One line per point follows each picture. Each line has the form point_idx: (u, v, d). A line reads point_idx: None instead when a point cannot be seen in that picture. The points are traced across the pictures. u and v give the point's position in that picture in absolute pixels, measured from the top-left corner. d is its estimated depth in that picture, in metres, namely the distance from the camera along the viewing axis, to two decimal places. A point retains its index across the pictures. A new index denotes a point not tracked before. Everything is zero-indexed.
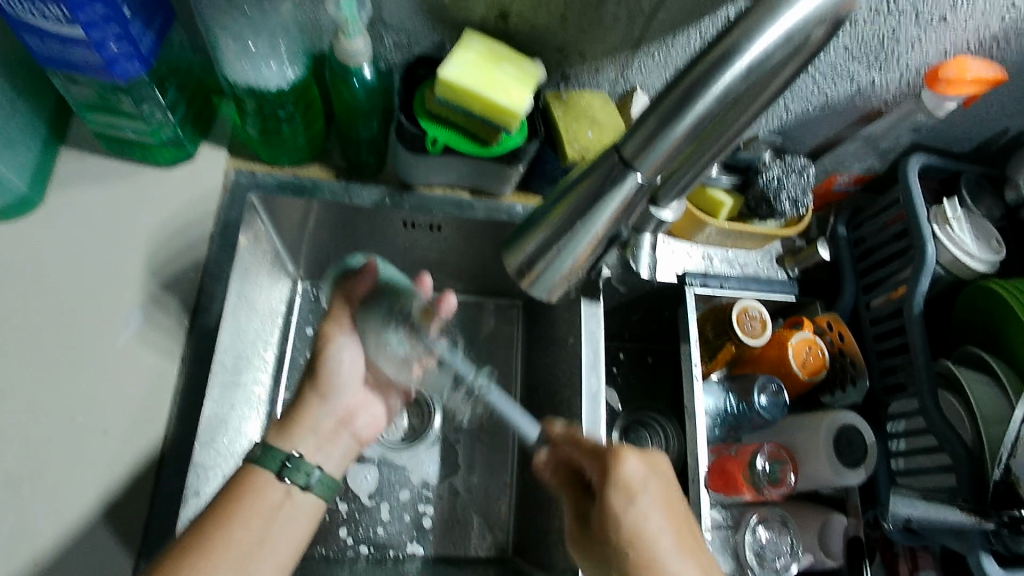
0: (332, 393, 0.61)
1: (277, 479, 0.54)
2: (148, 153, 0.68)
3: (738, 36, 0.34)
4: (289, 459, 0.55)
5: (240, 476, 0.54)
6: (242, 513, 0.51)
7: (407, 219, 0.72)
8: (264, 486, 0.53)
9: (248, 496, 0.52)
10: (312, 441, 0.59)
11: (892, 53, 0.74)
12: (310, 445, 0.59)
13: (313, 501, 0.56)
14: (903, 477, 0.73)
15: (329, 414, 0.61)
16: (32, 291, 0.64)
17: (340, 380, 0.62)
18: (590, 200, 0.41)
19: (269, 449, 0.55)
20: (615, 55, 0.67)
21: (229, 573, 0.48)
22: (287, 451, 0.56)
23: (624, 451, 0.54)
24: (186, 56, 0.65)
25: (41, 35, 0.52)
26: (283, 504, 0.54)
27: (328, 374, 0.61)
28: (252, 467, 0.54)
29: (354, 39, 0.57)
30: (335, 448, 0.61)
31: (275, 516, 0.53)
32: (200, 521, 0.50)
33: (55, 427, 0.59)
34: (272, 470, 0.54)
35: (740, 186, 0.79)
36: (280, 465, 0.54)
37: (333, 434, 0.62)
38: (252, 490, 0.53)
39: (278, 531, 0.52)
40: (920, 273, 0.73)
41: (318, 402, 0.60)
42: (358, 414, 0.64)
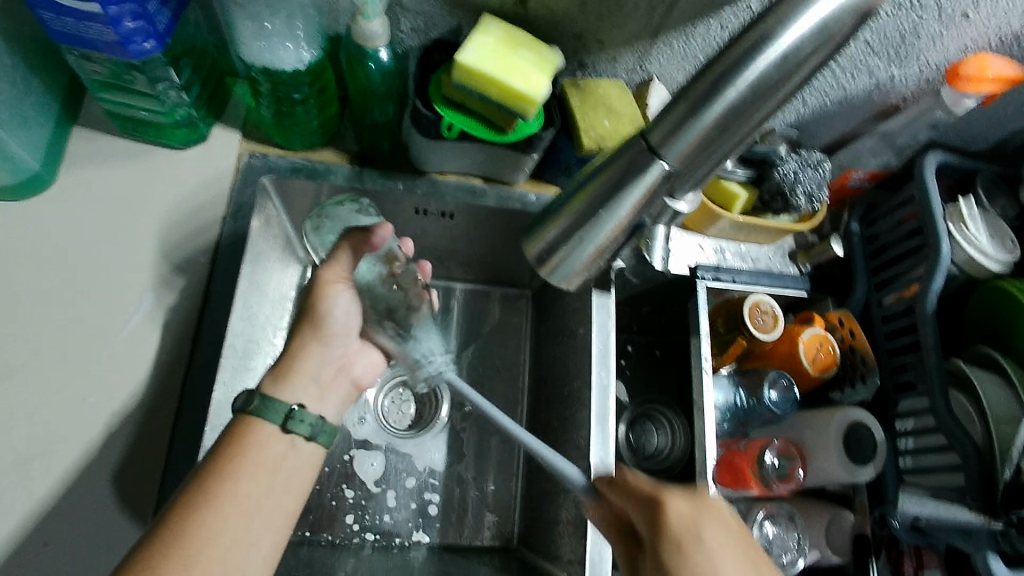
0: (330, 338, 0.59)
1: (280, 431, 0.52)
2: (160, 134, 0.68)
3: (772, 22, 0.33)
4: (291, 412, 0.53)
5: (241, 426, 0.52)
6: (245, 467, 0.49)
7: (419, 206, 0.72)
8: (267, 440, 0.52)
9: (249, 449, 0.50)
10: (313, 390, 0.57)
11: (913, 48, 0.73)
12: (313, 394, 0.57)
13: (316, 451, 0.54)
14: (911, 475, 0.73)
15: (328, 361, 0.59)
16: (43, 270, 0.63)
17: (335, 329, 0.59)
18: (611, 188, 0.40)
19: (270, 402, 0.53)
20: (633, 44, 0.66)
21: (236, 525, 0.47)
22: (289, 403, 0.54)
23: (668, 496, 0.51)
24: (201, 36, 0.64)
25: (56, 10, 0.51)
26: (287, 455, 0.52)
27: (327, 323, 0.59)
28: (253, 419, 0.52)
29: (372, 21, 0.56)
30: (335, 394, 0.60)
31: (279, 468, 0.51)
32: (200, 476, 0.48)
33: (65, 408, 0.59)
34: (274, 423, 0.52)
35: (755, 179, 0.78)
36: (284, 418, 0.53)
37: (333, 381, 0.60)
38: (255, 443, 0.51)
39: (282, 483, 0.51)
40: (935, 272, 0.73)
41: (316, 348, 0.58)
42: (357, 362, 0.63)
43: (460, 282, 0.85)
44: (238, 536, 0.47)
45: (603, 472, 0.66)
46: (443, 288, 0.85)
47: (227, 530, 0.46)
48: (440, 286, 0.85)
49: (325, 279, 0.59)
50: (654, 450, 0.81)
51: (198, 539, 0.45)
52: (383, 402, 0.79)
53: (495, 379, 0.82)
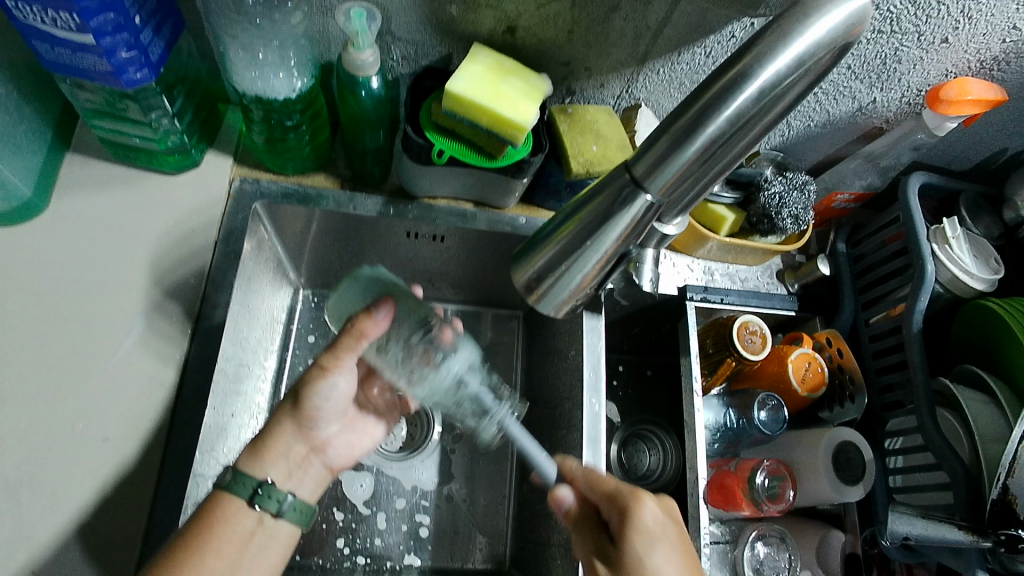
0: (313, 420, 0.58)
1: (248, 506, 0.53)
2: (153, 160, 0.68)
3: (751, 60, 0.34)
4: (261, 486, 0.53)
5: (212, 504, 0.52)
6: (214, 544, 0.50)
7: (411, 229, 0.73)
8: (236, 516, 0.52)
9: (217, 524, 0.51)
10: (282, 467, 0.55)
11: (894, 72, 0.74)
12: (281, 471, 0.56)
13: (287, 529, 0.55)
14: (900, 494, 0.73)
15: (301, 439, 0.57)
16: (33, 296, 0.63)
17: (322, 411, 0.58)
18: (601, 217, 0.41)
19: (240, 475, 0.53)
20: (620, 70, 0.68)
21: None
22: (260, 476, 0.54)
23: (641, 496, 0.54)
24: (194, 64, 0.65)
25: (50, 41, 0.52)
26: (255, 531, 0.53)
27: (311, 406, 0.57)
28: (223, 495, 0.52)
29: (363, 51, 0.57)
30: (308, 475, 0.58)
31: (249, 544, 0.52)
32: (179, 540, 0.49)
33: (55, 435, 0.59)
34: (243, 497, 0.52)
35: (741, 202, 0.79)
36: (252, 492, 0.53)
37: (304, 461, 0.58)
38: (223, 519, 0.51)
39: (250, 559, 0.52)
40: (920, 291, 0.73)
41: (291, 427, 0.56)
42: (329, 445, 0.61)
43: (450, 304, 0.86)
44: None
45: None
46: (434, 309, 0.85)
47: None
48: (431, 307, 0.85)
49: (326, 365, 0.55)
50: (646, 470, 0.81)
51: None
52: None
53: None
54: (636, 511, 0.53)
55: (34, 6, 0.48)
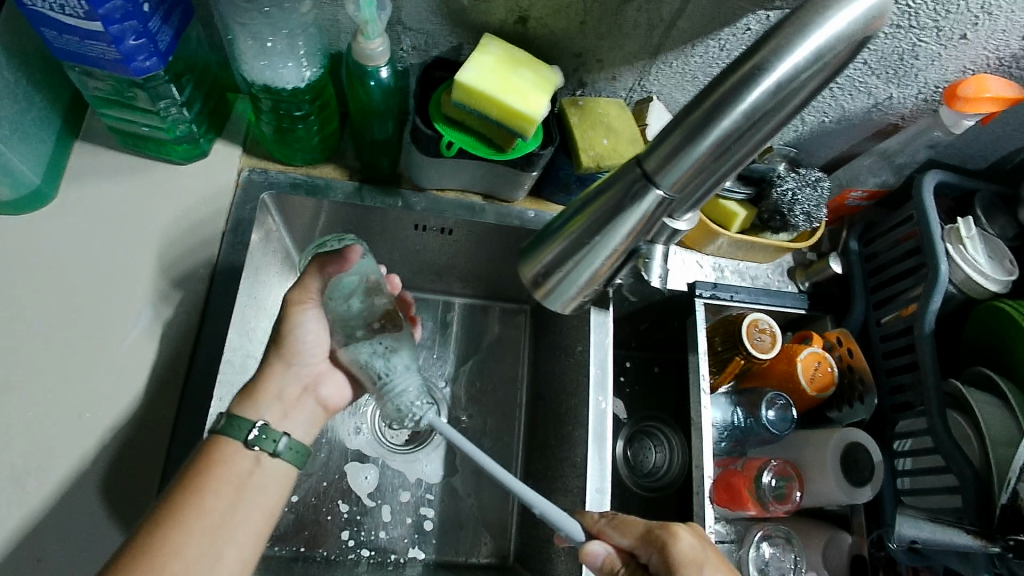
0: (296, 357, 0.59)
1: (245, 447, 0.53)
2: (162, 149, 0.68)
3: (767, 52, 0.33)
4: (255, 427, 0.53)
5: (210, 449, 0.52)
6: (212, 485, 0.50)
7: (418, 221, 0.73)
8: (234, 458, 0.52)
9: (215, 467, 0.51)
10: (276, 407, 0.57)
11: (911, 68, 0.73)
12: (275, 412, 0.57)
13: (284, 468, 0.54)
14: (908, 496, 0.73)
15: (292, 380, 0.59)
16: (42, 284, 0.63)
17: (303, 349, 0.59)
18: (612, 212, 0.40)
19: (235, 420, 0.53)
20: (633, 63, 0.67)
21: (201, 544, 0.47)
22: (254, 421, 0.54)
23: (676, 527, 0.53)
24: (203, 53, 0.65)
25: (58, 28, 0.51)
26: (253, 471, 0.52)
27: (291, 341, 0.58)
28: (220, 438, 0.53)
29: (372, 41, 0.56)
30: (300, 415, 0.59)
31: (246, 484, 0.52)
32: (171, 491, 0.49)
33: (61, 424, 0.59)
34: (239, 439, 0.53)
35: (753, 198, 0.78)
36: (248, 434, 0.53)
37: (297, 400, 0.59)
38: (220, 461, 0.51)
39: (249, 498, 0.51)
40: (933, 291, 0.72)
41: (280, 367, 0.58)
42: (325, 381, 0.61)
43: (459, 297, 0.86)
44: (204, 550, 0.47)
45: (597, 502, 0.66)
46: (442, 302, 0.85)
47: (192, 551, 0.47)
48: (439, 300, 0.85)
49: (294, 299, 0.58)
50: (651, 467, 0.82)
51: (165, 554, 0.46)
52: (381, 416, 0.79)
53: (493, 392, 0.82)
54: (673, 542, 0.52)
55: None
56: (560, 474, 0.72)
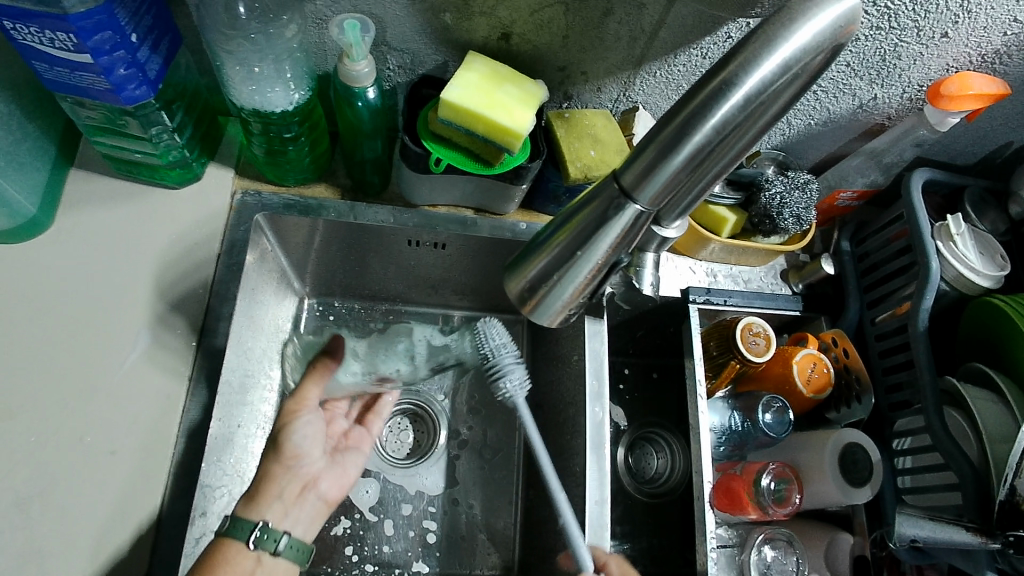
0: (297, 460, 0.63)
1: (248, 548, 0.55)
2: (155, 174, 0.69)
3: (736, 67, 0.34)
4: (260, 528, 0.56)
5: (213, 548, 0.55)
6: None
7: (412, 237, 0.74)
8: (235, 557, 0.55)
9: (219, 567, 0.54)
10: (279, 507, 0.59)
11: (894, 69, 0.74)
12: (277, 512, 0.59)
13: (286, 565, 0.57)
14: (909, 495, 0.73)
15: (293, 480, 0.62)
16: (40, 312, 0.64)
17: (302, 451, 0.64)
18: (594, 225, 0.40)
19: (239, 521, 0.56)
20: (617, 74, 0.68)
21: None
22: (257, 521, 0.57)
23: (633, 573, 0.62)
24: (193, 79, 0.66)
25: (49, 61, 0.52)
26: (254, 570, 0.55)
27: (290, 447, 0.63)
28: (224, 541, 0.55)
29: (358, 62, 0.57)
30: (302, 511, 0.61)
31: None
32: None
33: (62, 449, 0.60)
34: (242, 540, 0.55)
35: (743, 202, 0.79)
36: (251, 535, 0.56)
37: (299, 498, 0.62)
38: (223, 561, 0.54)
39: None
40: (925, 289, 0.73)
41: (282, 471, 0.62)
42: (321, 479, 0.65)
43: (456, 309, 0.86)
44: None
45: (597, 514, 0.66)
46: (439, 315, 0.85)
47: None
48: (437, 314, 0.85)
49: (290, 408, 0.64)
50: (654, 472, 0.82)
51: None
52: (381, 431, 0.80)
53: (492, 404, 0.82)
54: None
55: (32, 27, 0.49)
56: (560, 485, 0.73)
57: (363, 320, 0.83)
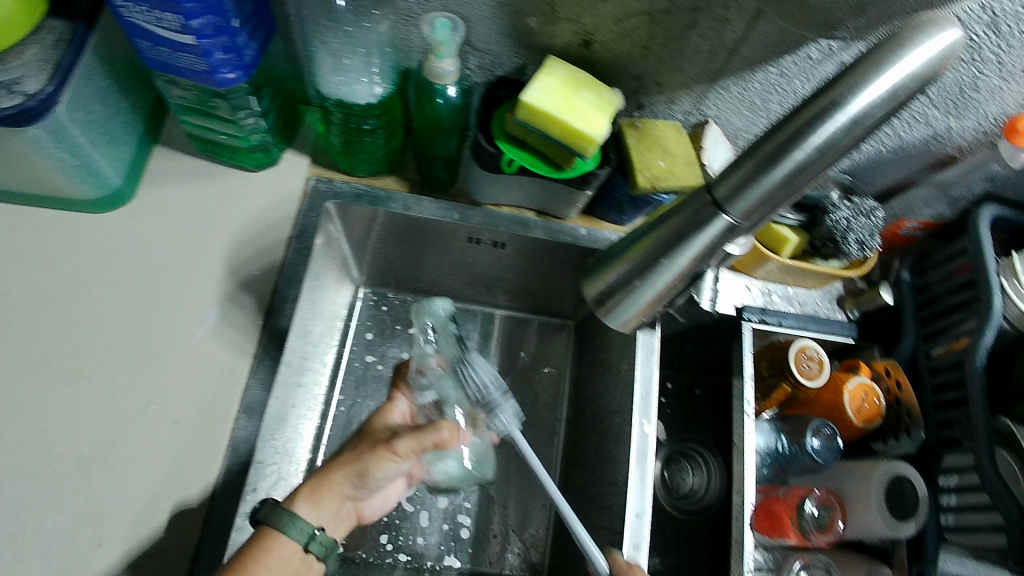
0: (371, 487, 0.58)
1: (300, 549, 0.54)
2: (234, 156, 0.71)
3: (843, 88, 0.34)
4: (316, 533, 0.54)
5: (261, 537, 0.53)
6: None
7: (472, 235, 0.75)
8: (285, 557, 0.53)
9: (266, 559, 0.52)
10: (332, 520, 0.57)
11: (972, 100, 0.73)
12: (330, 521, 0.57)
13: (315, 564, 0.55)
14: (951, 533, 0.72)
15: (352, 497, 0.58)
16: (116, 281, 0.67)
17: (381, 480, 0.58)
18: (677, 237, 0.40)
19: (298, 522, 0.53)
20: (692, 87, 0.68)
21: None
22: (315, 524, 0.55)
23: None
24: (280, 66, 0.68)
25: (152, 39, 0.54)
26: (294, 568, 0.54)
27: (375, 478, 0.57)
28: (275, 533, 0.53)
29: (444, 60, 0.58)
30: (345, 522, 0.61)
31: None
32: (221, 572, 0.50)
33: (129, 413, 0.62)
34: (297, 542, 0.53)
35: (806, 224, 0.78)
36: (307, 539, 0.54)
37: (346, 512, 0.60)
38: (273, 555, 0.52)
39: None
40: (985, 327, 0.72)
41: (349, 489, 0.57)
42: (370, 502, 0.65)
43: (498, 309, 0.87)
44: None
45: (636, 527, 0.66)
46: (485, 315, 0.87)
47: None
48: (484, 313, 0.87)
49: (398, 451, 0.56)
50: (688, 489, 0.82)
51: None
52: None
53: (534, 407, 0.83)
54: None
55: (142, 6, 0.51)
56: (601, 492, 0.73)
57: None
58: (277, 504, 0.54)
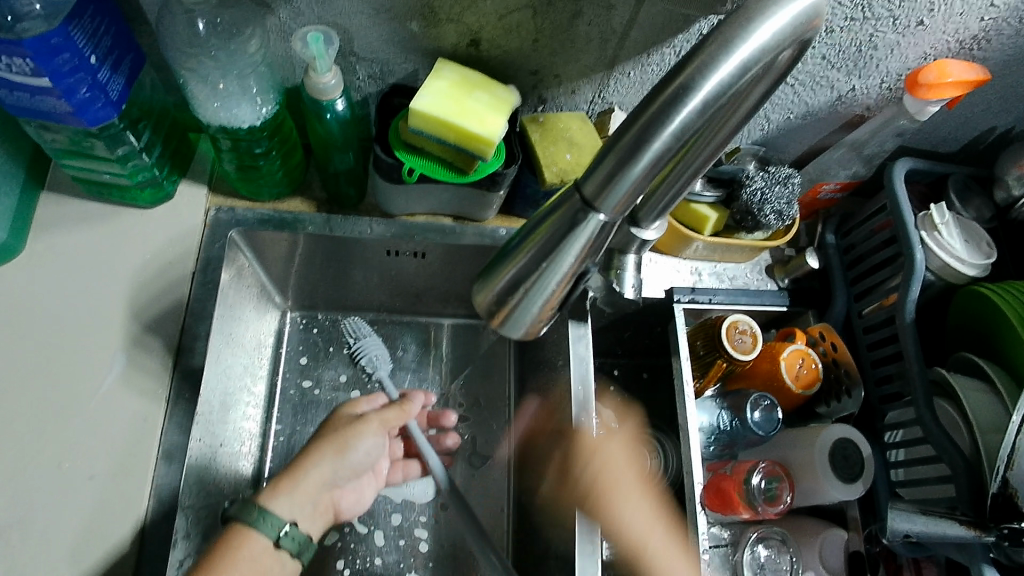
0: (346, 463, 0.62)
1: (272, 547, 0.54)
2: (127, 195, 0.68)
3: (693, 71, 0.33)
4: (286, 527, 0.54)
5: (231, 536, 0.53)
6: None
7: (391, 248, 0.73)
8: (260, 555, 0.53)
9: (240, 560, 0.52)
10: (307, 509, 0.58)
11: (871, 59, 0.73)
12: (305, 514, 0.58)
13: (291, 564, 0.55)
14: (902, 488, 0.72)
15: (325, 485, 0.60)
16: (12, 340, 0.63)
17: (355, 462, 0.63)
18: (562, 232, 0.38)
19: (267, 515, 0.54)
20: (590, 76, 0.67)
21: None
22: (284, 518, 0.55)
23: None
24: (159, 97, 0.65)
25: (8, 86, 0.52)
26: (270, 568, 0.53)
27: (349, 454, 0.62)
28: (244, 529, 0.53)
29: (323, 75, 0.56)
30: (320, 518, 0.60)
31: None
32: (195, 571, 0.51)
33: (40, 476, 0.59)
34: (267, 537, 0.54)
35: (724, 199, 0.78)
36: (276, 533, 0.54)
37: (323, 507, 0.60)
38: (244, 554, 0.52)
39: None
40: (910, 281, 0.72)
41: (328, 468, 0.60)
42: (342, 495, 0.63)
43: (446, 317, 0.85)
44: None
45: (587, 518, 0.66)
46: (426, 324, 0.84)
47: None
48: (424, 323, 0.85)
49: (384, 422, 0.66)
50: (647, 475, 0.80)
51: None
52: None
53: (481, 412, 0.81)
54: None
55: None
56: (550, 491, 0.72)
57: None
58: (246, 501, 0.55)
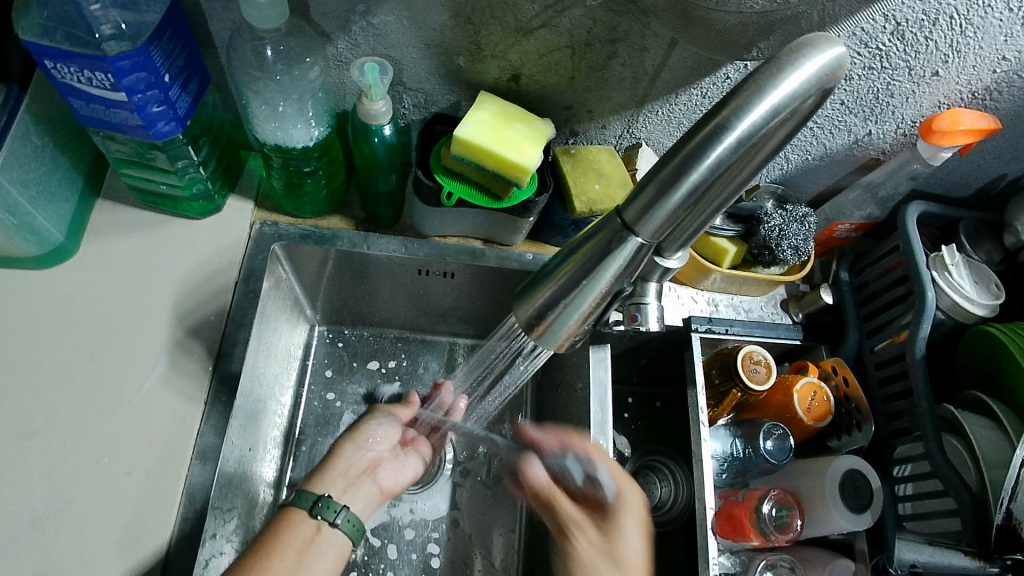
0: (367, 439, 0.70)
1: (309, 516, 0.59)
2: (177, 205, 0.72)
3: (728, 112, 0.37)
4: (320, 498, 0.60)
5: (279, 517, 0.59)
6: (279, 548, 0.56)
7: (422, 266, 0.76)
8: (297, 523, 0.58)
9: (283, 532, 0.57)
10: (339, 482, 0.66)
11: (887, 106, 0.77)
12: (338, 487, 0.65)
13: (342, 538, 0.60)
14: (909, 521, 0.73)
15: (356, 459, 0.68)
16: (62, 336, 0.67)
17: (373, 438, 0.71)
18: (598, 257, 0.42)
19: (302, 491, 0.60)
20: (621, 112, 0.71)
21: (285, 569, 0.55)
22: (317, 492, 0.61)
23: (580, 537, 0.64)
24: (218, 116, 0.69)
25: (86, 98, 0.56)
26: (315, 538, 0.58)
27: (364, 429, 0.70)
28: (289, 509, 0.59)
29: (376, 102, 0.60)
30: (361, 489, 0.67)
31: (307, 550, 0.57)
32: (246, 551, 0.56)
33: (81, 467, 0.62)
34: (304, 508, 0.59)
35: (743, 234, 0.81)
36: (312, 504, 0.60)
37: (359, 478, 0.68)
38: (288, 527, 0.58)
39: (309, 561, 0.57)
40: (921, 318, 0.75)
41: (350, 447, 0.68)
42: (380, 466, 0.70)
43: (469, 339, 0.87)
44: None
45: None
46: (446, 344, 0.86)
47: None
48: (444, 343, 0.87)
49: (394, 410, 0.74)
50: (657, 501, 0.82)
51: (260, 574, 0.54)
52: None
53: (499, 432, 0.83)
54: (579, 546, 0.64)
55: (72, 67, 0.52)
56: None
57: (374, 347, 0.85)
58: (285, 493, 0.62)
